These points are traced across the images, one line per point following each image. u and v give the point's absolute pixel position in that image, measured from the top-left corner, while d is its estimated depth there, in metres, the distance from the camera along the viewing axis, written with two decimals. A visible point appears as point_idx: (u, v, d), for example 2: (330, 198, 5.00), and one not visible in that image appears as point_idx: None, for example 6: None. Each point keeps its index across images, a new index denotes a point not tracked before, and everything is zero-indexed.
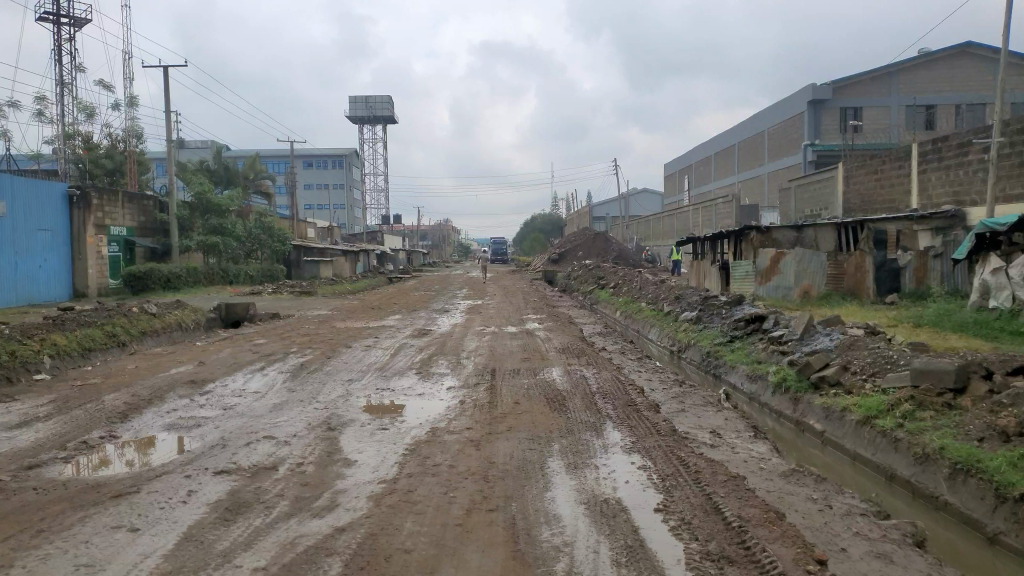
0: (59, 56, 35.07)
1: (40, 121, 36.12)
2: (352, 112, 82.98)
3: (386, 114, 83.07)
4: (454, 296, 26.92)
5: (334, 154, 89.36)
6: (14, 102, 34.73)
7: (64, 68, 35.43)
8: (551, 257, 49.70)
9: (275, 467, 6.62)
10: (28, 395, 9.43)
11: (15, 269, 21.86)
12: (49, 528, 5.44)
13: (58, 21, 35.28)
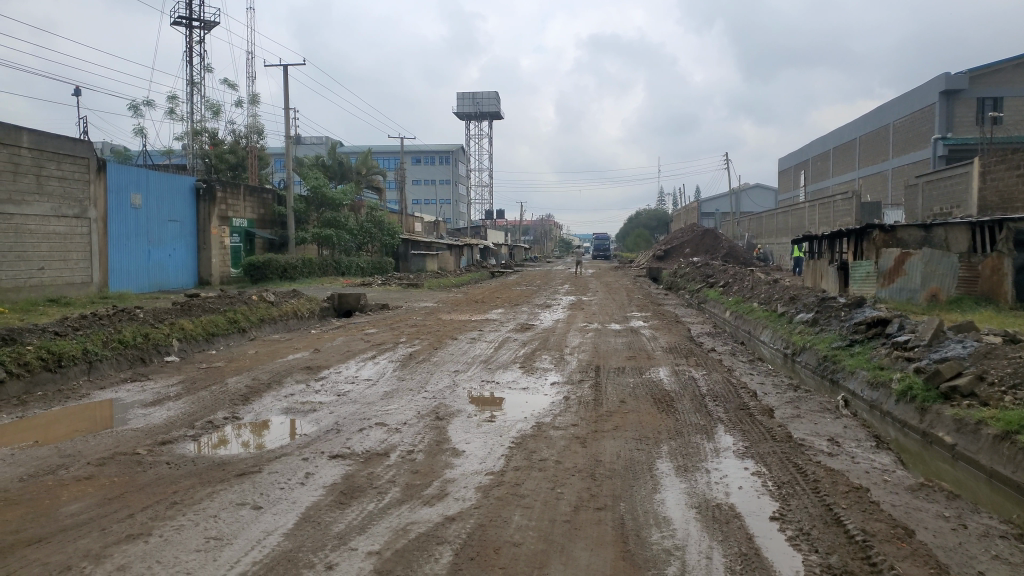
0: (190, 58, 37.37)
1: (172, 119, 38.67)
2: (459, 108, 84.62)
3: (493, 110, 84.18)
4: (556, 291, 26.91)
5: (439, 150, 91.21)
6: (150, 102, 37.34)
7: (194, 69, 37.75)
8: (656, 254, 49.00)
9: (387, 454, 6.80)
10: (160, 375, 10.10)
11: (147, 257, 23.47)
12: (181, 501, 5.80)
13: (190, 25, 37.61)
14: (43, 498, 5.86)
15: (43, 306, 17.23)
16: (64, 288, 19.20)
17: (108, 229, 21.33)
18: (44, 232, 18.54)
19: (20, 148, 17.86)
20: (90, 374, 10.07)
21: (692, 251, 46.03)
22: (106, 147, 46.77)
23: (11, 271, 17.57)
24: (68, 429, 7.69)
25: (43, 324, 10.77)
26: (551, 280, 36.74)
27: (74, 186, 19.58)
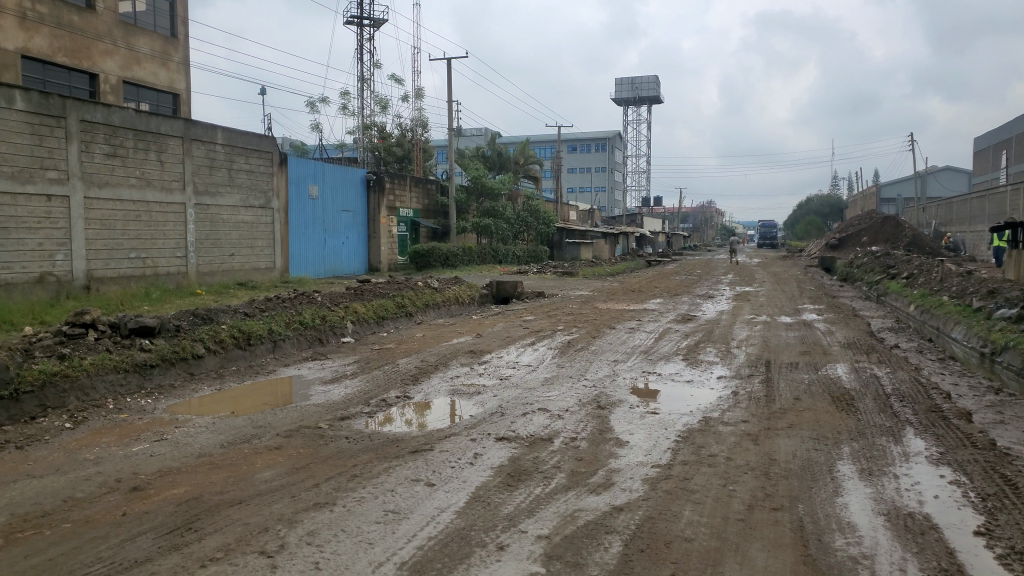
0: (361, 55, 39.51)
1: (344, 114, 41.08)
2: (618, 94, 84.25)
3: (652, 94, 82.78)
4: (719, 281, 26.04)
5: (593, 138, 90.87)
6: (325, 98, 39.90)
7: (365, 65, 39.86)
8: (830, 243, 46.62)
9: (551, 440, 6.84)
10: (337, 355, 10.77)
11: (323, 245, 25.14)
12: (361, 474, 6.13)
13: (361, 23, 39.74)
14: (241, 464, 6.40)
15: (233, 289, 18.97)
16: (251, 274, 21.01)
17: (289, 218, 23.03)
18: (234, 222, 20.36)
19: (216, 144, 19.64)
20: (275, 352, 10.94)
21: (870, 240, 43.28)
22: (289, 142, 50.65)
23: (207, 257, 19.42)
24: (256, 402, 8.38)
25: (236, 305, 11.85)
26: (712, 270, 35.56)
27: (260, 179, 21.30)
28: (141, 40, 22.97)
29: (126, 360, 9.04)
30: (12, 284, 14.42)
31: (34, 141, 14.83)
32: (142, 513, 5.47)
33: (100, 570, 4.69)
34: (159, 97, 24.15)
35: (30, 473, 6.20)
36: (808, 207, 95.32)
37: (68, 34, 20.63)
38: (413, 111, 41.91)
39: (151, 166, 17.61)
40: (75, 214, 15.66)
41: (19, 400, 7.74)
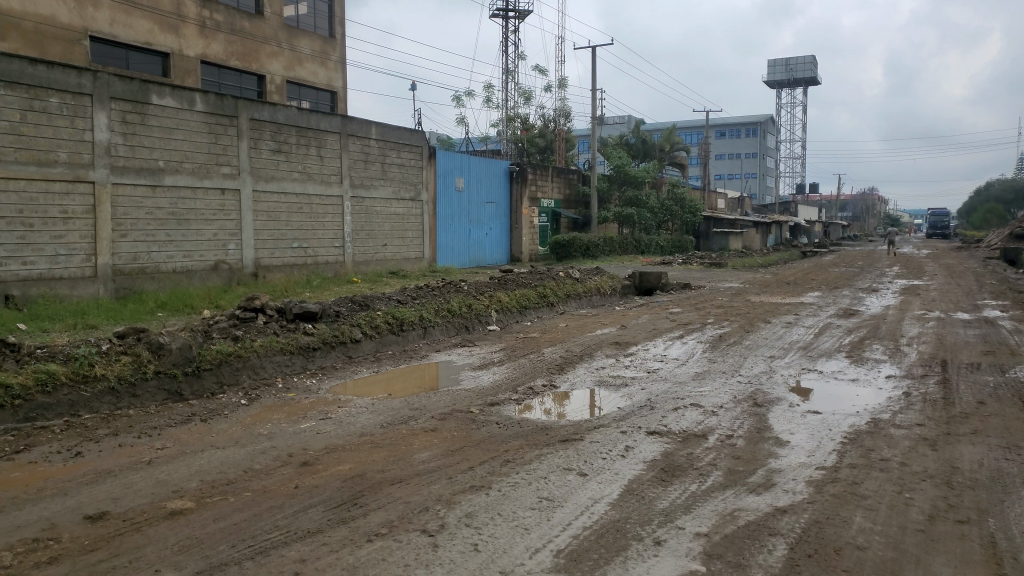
0: (506, 48, 40.04)
1: (488, 107, 41.85)
2: (770, 76, 80.81)
3: (807, 76, 78.61)
4: (883, 273, 24.28)
5: (741, 123, 87.50)
6: (469, 91, 40.86)
7: (509, 57, 40.39)
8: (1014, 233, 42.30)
9: (705, 436, 6.63)
10: (484, 342, 10.99)
11: (468, 236, 25.77)
12: (514, 460, 6.20)
13: (506, 16, 40.28)
14: (400, 444, 6.66)
15: (385, 278, 19.87)
16: (401, 263, 21.88)
17: (438, 209, 23.76)
18: (386, 213, 21.29)
19: (370, 139, 20.59)
20: (425, 338, 11.34)
21: None
22: (434, 136, 52.38)
23: (362, 247, 20.42)
24: (406, 386, 8.72)
25: (389, 293, 12.41)
26: (873, 261, 33.17)
27: (410, 172, 22.11)
28: (303, 41, 24.42)
29: (292, 342, 9.71)
30: (192, 270, 15.82)
31: (211, 139, 16.16)
32: (312, 486, 5.82)
33: (278, 538, 5.04)
34: (319, 96, 25.62)
35: (213, 444, 6.76)
36: (989, 194, 86.42)
37: (240, 39, 22.29)
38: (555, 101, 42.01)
39: (311, 161, 18.70)
40: (245, 207, 16.91)
41: (199, 377, 8.62)
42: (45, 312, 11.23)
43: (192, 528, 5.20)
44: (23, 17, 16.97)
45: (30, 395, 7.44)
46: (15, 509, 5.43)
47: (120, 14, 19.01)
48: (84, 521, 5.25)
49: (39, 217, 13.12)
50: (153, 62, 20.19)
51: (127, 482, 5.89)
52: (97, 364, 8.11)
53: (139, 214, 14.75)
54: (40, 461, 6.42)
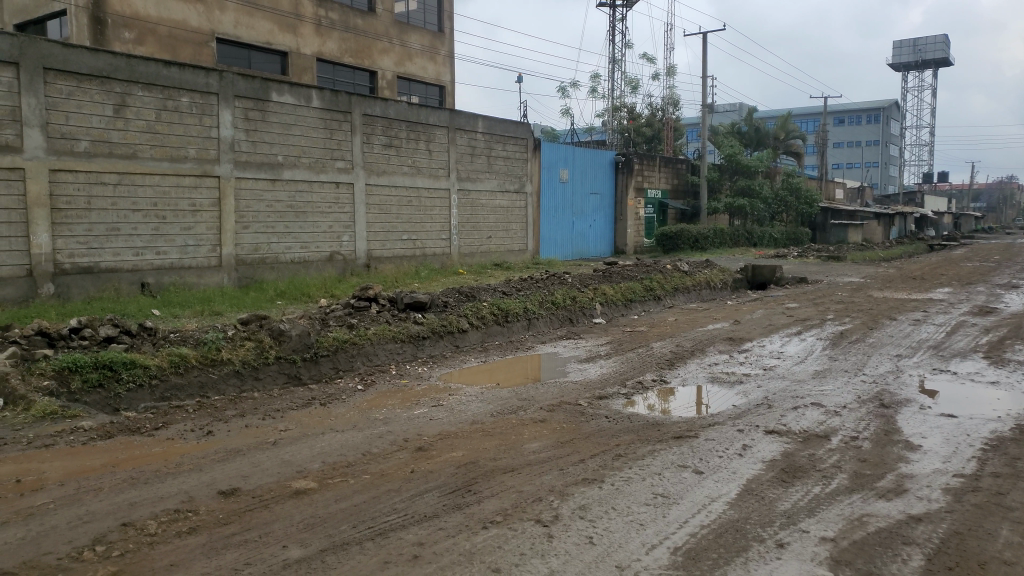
0: (613, 37, 39.54)
1: (593, 97, 41.54)
2: (897, 59, 76.54)
3: (938, 57, 73.92)
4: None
5: (861, 110, 83.19)
6: (575, 82, 40.73)
7: (616, 46, 39.95)
8: None
9: (828, 437, 6.33)
10: (590, 335, 10.92)
11: (572, 228, 25.71)
12: (626, 455, 6.12)
13: (614, 5, 39.84)
14: (510, 434, 6.71)
15: (490, 270, 20.12)
16: (505, 255, 22.06)
17: (542, 201, 23.79)
18: (491, 206, 21.54)
19: (477, 132, 20.85)
20: (530, 329, 11.38)
21: None
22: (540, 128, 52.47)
23: (468, 239, 20.74)
24: (509, 376, 8.79)
25: (495, 284, 12.54)
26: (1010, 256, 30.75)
27: (515, 164, 22.25)
28: (413, 37, 25.02)
29: (403, 331, 9.96)
30: (308, 261, 16.51)
31: (325, 135, 16.77)
32: (427, 471, 5.94)
33: (397, 520, 5.18)
34: (428, 90, 26.15)
35: (332, 427, 7.02)
36: None
37: (354, 37, 23.04)
38: (663, 90, 41.21)
39: (420, 155, 19.12)
40: (357, 200, 17.49)
41: (316, 363, 8.99)
42: (178, 299, 12.01)
43: (315, 507, 5.41)
44: (158, 21, 17.97)
45: (166, 376, 8.00)
46: (157, 482, 5.82)
47: (244, 15, 19.98)
48: (218, 495, 5.56)
49: (171, 210, 14.02)
50: (272, 61, 21.14)
51: (255, 461, 6.19)
52: (224, 348, 8.60)
53: (259, 208, 15.50)
54: (177, 438, 6.87)
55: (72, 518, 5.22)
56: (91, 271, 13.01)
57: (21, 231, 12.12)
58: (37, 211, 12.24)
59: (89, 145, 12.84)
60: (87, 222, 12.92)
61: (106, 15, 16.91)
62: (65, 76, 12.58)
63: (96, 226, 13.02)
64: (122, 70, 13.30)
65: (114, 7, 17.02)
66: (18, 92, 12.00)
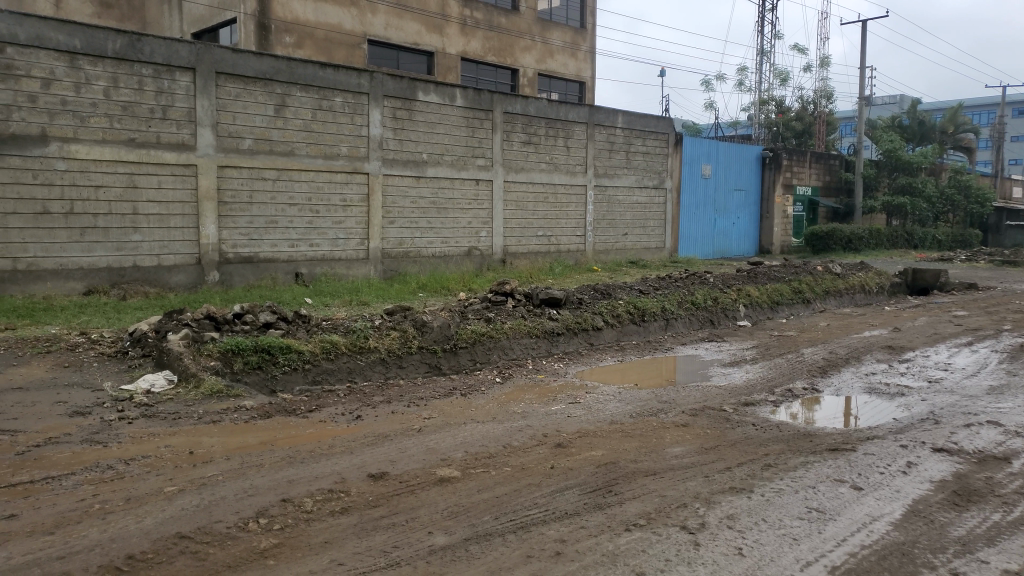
0: (762, 28, 37.98)
1: (740, 91, 40.14)
2: None
3: None
4: None
5: None
6: (721, 75, 39.53)
7: (765, 37, 38.38)
8: None
9: (1008, 460, 5.76)
10: (734, 338, 10.55)
11: (713, 225, 24.97)
12: (776, 465, 5.84)
13: None
14: (651, 436, 6.56)
15: (626, 267, 19.91)
16: (642, 253, 21.77)
17: (682, 198, 23.19)
18: (629, 202, 21.29)
19: (616, 128, 20.69)
20: (668, 329, 11.14)
21: None
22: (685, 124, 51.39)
23: (604, 236, 20.63)
24: (643, 377, 8.63)
25: (632, 283, 12.36)
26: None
27: (654, 160, 21.87)
28: (554, 33, 25.21)
29: (538, 326, 10.01)
30: (448, 255, 16.99)
31: (467, 132, 17.14)
32: (567, 468, 5.92)
33: (538, 515, 5.19)
34: (568, 87, 26.28)
35: (474, 418, 7.15)
36: None
37: (497, 35, 23.48)
38: (816, 81, 39.14)
39: (559, 151, 19.17)
40: (495, 196, 17.78)
41: (455, 354, 9.21)
42: (328, 289, 12.67)
43: (459, 496, 5.52)
44: (316, 26, 18.95)
45: (317, 361, 8.45)
46: (313, 461, 6.14)
47: (394, 17, 20.78)
48: (368, 478, 5.80)
49: (323, 205, 14.84)
50: (418, 60, 21.86)
51: (402, 447, 6.40)
52: (371, 337, 8.97)
53: (404, 203, 16.09)
54: (329, 420, 7.23)
55: (238, 490, 5.60)
56: (252, 261, 14.00)
57: (192, 223, 13.23)
58: (206, 205, 13.30)
59: (253, 143, 13.79)
60: (250, 215, 13.89)
61: (271, 21, 18.04)
62: (234, 79, 13.55)
63: (257, 219, 13.97)
64: (284, 72, 14.14)
65: (278, 13, 18.14)
66: (194, 95, 13.07)
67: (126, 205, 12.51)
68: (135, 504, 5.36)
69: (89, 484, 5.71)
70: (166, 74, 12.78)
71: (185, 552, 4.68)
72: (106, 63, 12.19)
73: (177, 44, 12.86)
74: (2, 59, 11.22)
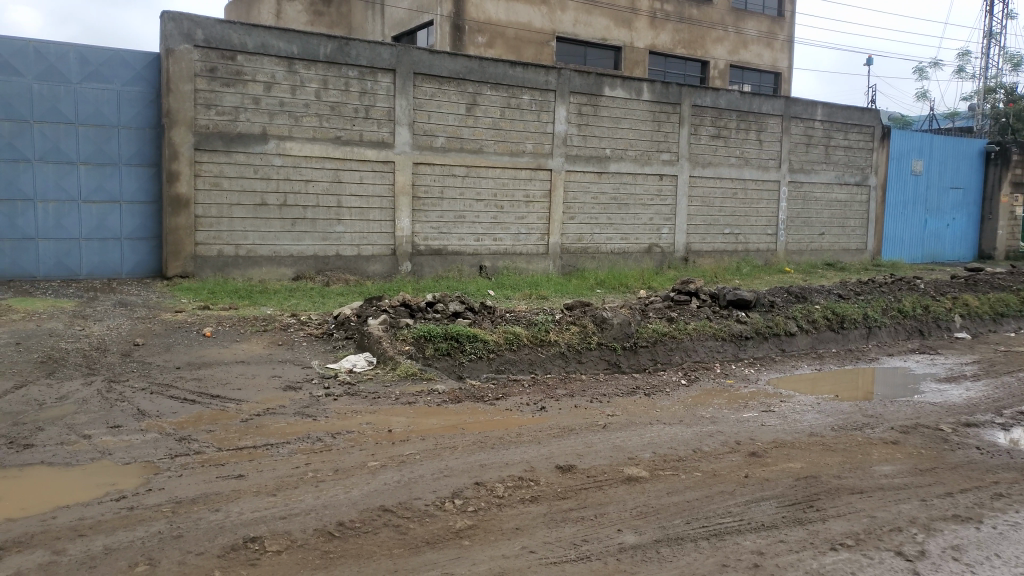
0: (991, 7, 34.08)
1: (961, 78, 36.33)
2: None
3: None
4: None
5: None
6: (940, 61, 36.00)
7: (995, 18, 34.40)
8: None
9: None
10: (951, 352, 9.57)
11: (924, 226, 22.85)
12: (1010, 496, 5.21)
13: None
14: (856, 452, 6.09)
15: (821, 270, 18.75)
16: (840, 254, 20.42)
17: (888, 197, 21.37)
18: (827, 200, 20.01)
19: (815, 121, 19.49)
20: (870, 339, 10.32)
21: None
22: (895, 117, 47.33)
23: (797, 236, 19.57)
24: (836, 389, 8.01)
25: (830, 286, 11.61)
26: None
27: (856, 155, 20.40)
28: (749, 23, 24.24)
29: (725, 329, 9.64)
30: (629, 252, 16.86)
31: (653, 127, 16.87)
32: (763, 479, 5.63)
33: (732, 524, 4.98)
34: (762, 78, 25.25)
35: (659, 419, 7.00)
36: None
37: (688, 27, 22.96)
38: None
39: (750, 146, 18.39)
40: (680, 191, 17.37)
41: (635, 352, 9.09)
42: (509, 282, 12.98)
43: (648, 496, 5.42)
44: (507, 25, 19.47)
45: (501, 351, 8.67)
46: (503, 448, 6.29)
47: (583, 13, 20.88)
48: (557, 469, 5.85)
49: (507, 200, 15.23)
50: (606, 56, 21.84)
51: (588, 442, 6.40)
52: (552, 330, 9.07)
53: (586, 199, 16.16)
54: (514, 409, 7.40)
55: (435, 470, 5.85)
56: (440, 253, 14.68)
57: (388, 216, 14.10)
58: (401, 199, 14.12)
59: (445, 141, 14.43)
60: (439, 210, 14.58)
61: (465, 21, 18.73)
62: (429, 79, 14.22)
63: (446, 213, 14.64)
64: (476, 72, 14.62)
65: (472, 14, 18.81)
66: (394, 95, 13.87)
67: (332, 198, 13.55)
68: (343, 475, 5.76)
69: (302, 453, 6.22)
70: (370, 76, 13.65)
71: (389, 524, 4.96)
72: (318, 67, 13.20)
73: (381, 47, 13.69)
74: (233, 66, 12.50)
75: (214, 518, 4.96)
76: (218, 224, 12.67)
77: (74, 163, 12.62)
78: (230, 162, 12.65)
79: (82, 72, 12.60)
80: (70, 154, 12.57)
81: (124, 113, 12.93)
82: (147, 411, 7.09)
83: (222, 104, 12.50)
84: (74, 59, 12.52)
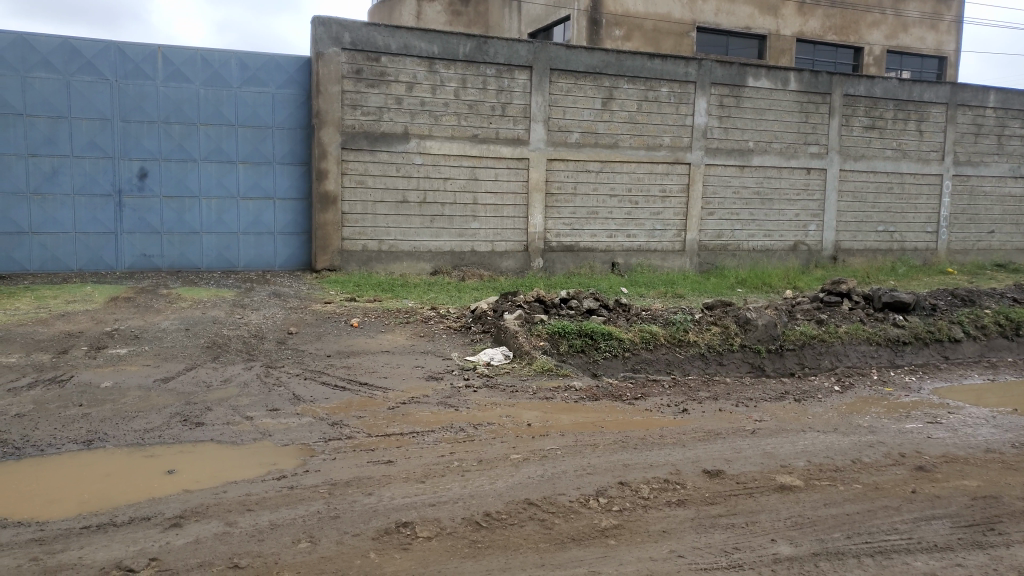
0: None
1: None
2: None
3: None
4: None
5: None
6: None
7: None
8: None
9: None
10: None
11: None
12: None
13: None
14: None
15: (990, 272, 17.23)
16: (1012, 254, 18.67)
17: None
18: (998, 195, 18.34)
19: (985, 108, 17.90)
20: None
21: None
22: None
23: (962, 234, 18.07)
24: (1008, 403, 7.31)
25: (1002, 289, 10.69)
26: None
27: None
28: (909, 4, 22.62)
29: (880, 333, 9.05)
30: (771, 250, 16.18)
31: (801, 118, 16.07)
32: (934, 496, 5.21)
33: (901, 543, 4.62)
34: (924, 63, 23.51)
35: (812, 427, 6.63)
36: None
37: (840, 12, 21.71)
38: None
39: (910, 137, 17.14)
40: (828, 186, 16.46)
41: (781, 355, 8.68)
42: (644, 279, 12.78)
43: (804, 506, 5.14)
44: (646, 17, 19.13)
45: (637, 350, 8.52)
46: (646, 449, 6.17)
47: (725, 2, 20.21)
48: (704, 473, 5.66)
49: (642, 196, 14.99)
50: (750, 45, 21.04)
51: (736, 447, 6.16)
52: (691, 330, 8.81)
53: (726, 194, 15.63)
54: (654, 410, 7.24)
55: (578, 467, 5.82)
56: (573, 249, 14.66)
57: (522, 213, 14.23)
58: (535, 196, 14.21)
59: (580, 136, 14.38)
60: (573, 206, 14.56)
61: (603, 15, 18.59)
62: (565, 75, 14.20)
63: (579, 210, 14.59)
64: (613, 66, 14.46)
65: (610, 7, 18.63)
66: (530, 92, 13.96)
67: (468, 195, 13.82)
68: (487, 466, 5.84)
69: (446, 443, 6.36)
70: (507, 74, 13.81)
71: (535, 518, 4.97)
72: (457, 65, 13.49)
73: (518, 44, 13.82)
74: (378, 67, 13.00)
75: (367, 501, 5.16)
76: (362, 220, 13.24)
77: (234, 162, 13.57)
78: (374, 160, 13.17)
79: (243, 77, 13.49)
80: (230, 154, 13.52)
81: (279, 115, 13.75)
82: (302, 395, 7.50)
83: (367, 105, 13.03)
84: (235, 65, 13.42)
